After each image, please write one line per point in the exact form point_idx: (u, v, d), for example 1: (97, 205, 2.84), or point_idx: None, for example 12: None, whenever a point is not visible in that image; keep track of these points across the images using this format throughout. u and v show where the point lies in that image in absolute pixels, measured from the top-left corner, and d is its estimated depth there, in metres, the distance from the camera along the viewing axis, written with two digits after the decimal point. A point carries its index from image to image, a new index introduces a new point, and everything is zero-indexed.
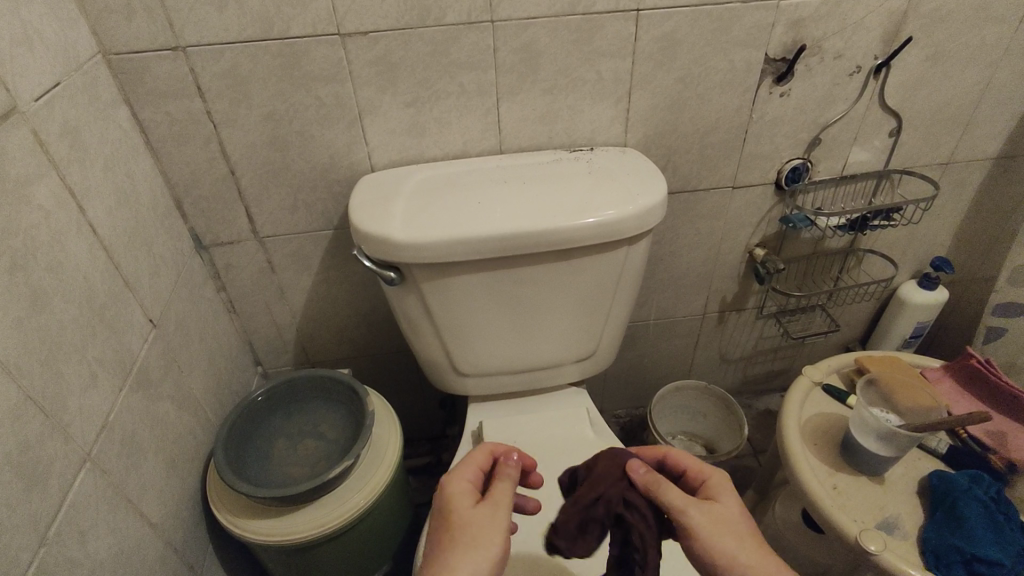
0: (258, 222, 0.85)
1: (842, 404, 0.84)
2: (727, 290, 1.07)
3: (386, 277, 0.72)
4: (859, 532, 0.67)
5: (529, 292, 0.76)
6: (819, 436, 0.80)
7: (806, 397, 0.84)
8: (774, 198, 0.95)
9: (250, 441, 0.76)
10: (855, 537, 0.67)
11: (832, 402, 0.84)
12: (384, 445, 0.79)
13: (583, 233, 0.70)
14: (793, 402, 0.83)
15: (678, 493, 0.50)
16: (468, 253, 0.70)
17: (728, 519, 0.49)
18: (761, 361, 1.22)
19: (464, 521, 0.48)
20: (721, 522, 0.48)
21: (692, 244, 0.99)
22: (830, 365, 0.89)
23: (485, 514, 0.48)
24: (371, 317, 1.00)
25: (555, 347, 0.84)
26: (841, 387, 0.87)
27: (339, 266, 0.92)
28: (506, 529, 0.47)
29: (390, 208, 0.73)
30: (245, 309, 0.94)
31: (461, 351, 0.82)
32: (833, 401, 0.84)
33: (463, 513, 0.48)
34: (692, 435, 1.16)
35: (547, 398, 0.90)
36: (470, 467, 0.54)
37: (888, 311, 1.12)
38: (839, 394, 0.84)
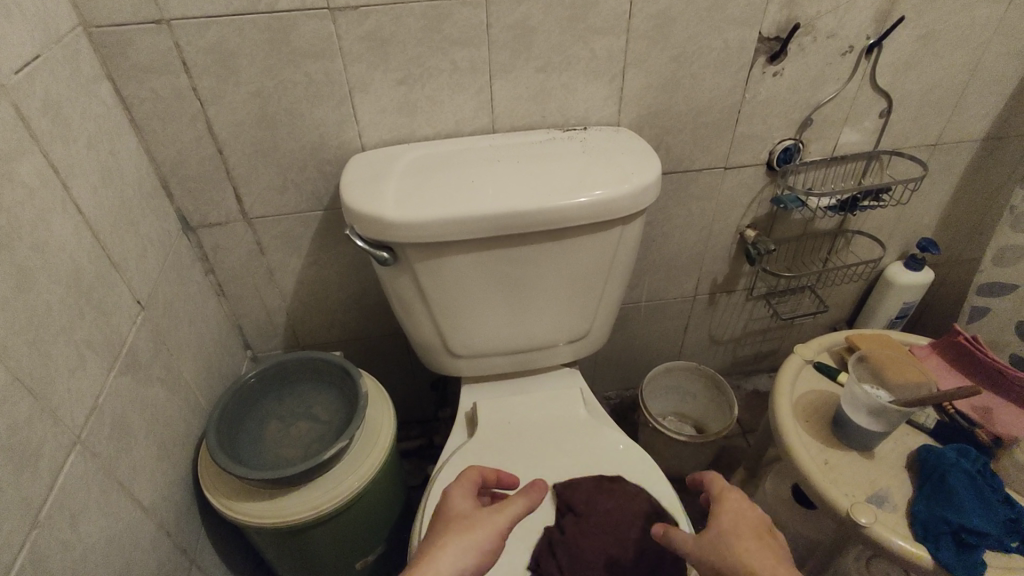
0: (246, 202, 0.83)
1: (833, 381, 0.84)
2: (717, 271, 1.07)
3: (379, 257, 0.72)
4: (850, 505, 0.68)
5: (523, 271, 0.76)
6: (811, 413, 0.81)
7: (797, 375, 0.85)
8: (766, 178, 0.95)
9: (243, 423, 0.75)
10: (846, 509, 0.68)
11: (824, 379, 0.85)
12: (377, 426, 0.79)
13: (577, 212, 0.70)
14: (786, 380, 0.83)
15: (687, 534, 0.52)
16: (464, 231, 0.69)
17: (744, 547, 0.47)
18: (751, 342, 1.23)
19: (454, 520, 0.53)
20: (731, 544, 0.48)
21: (685, 225, 0.99)
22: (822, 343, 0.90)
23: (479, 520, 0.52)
24: (363, 299, 0.99)
25: (548, 327, 0.84)
26: (831, 365, 0.87)
27: (329, 246, 0.90)
28: (480, 534, 0.51)
29: (382, 188, 0.72)
30: (234, 292, 0.93)
31: (453, 332, 0.81)
32: (824, 378, 0.85)
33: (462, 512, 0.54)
34: (682, 415, 1.17)
35: (541, 378, 0.90)
36: (467, 477, 0.59)
37: (875, 291, 1.13)
38: (831, 371, 0.85)
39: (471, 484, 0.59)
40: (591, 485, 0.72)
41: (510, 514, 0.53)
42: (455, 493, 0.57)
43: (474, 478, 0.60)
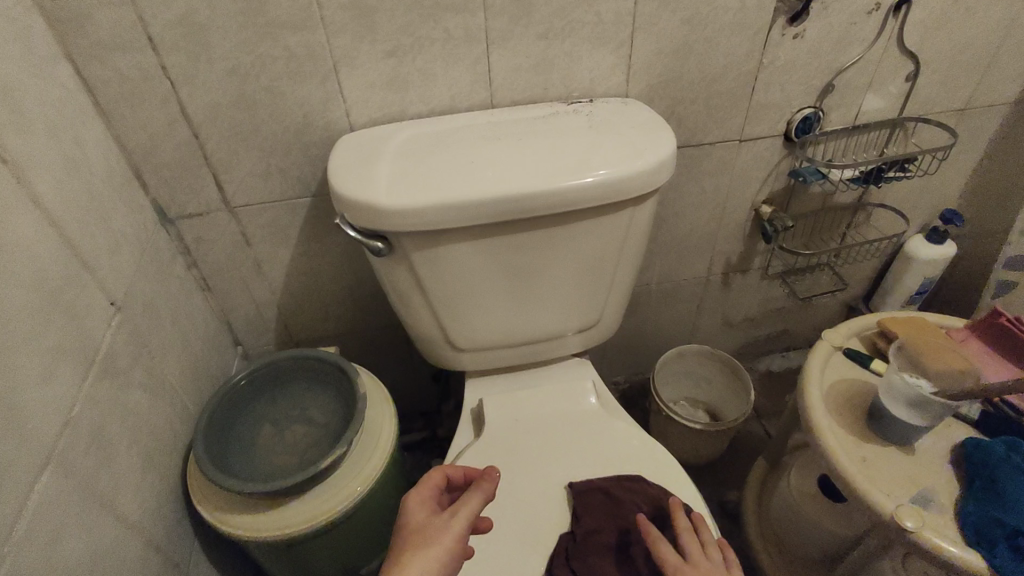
0: (228, 190, 0.77)
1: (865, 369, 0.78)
2: (730, 250, 1.02)
3: (373, 247, 0.66)
4: (896, 508, 0.62)
5: (529, 258, 0.70)
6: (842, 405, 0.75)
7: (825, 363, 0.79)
8: (784, 150, 0.89)
9: (234, 430, 0.71)
10: (892, 513, 0.62)
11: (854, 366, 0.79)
12: (378, 426, 0.75)
13: (587, 193, 0.65)
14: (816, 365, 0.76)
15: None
16: (464, 218, 0.64)
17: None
18: (763, 322, 1.18)
19: (417, 532, 0.49)
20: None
21: (697, 203, 0.93)
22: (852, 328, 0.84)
23: (439, 529, 0.49)
24: (357, 291, 0.93)
25: (556, 316, 0.78)
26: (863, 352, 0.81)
27: (319, 235, 0.85)
28: (448, 545, 0.48)
29: (374, 172, 0.66)
30: (220, 286, 0.87)
31: (455, 324, 0.76)
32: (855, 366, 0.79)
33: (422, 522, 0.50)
34: (696, 401, 1.14)
35: (549, 370, 0.85)
36: (430, 481, 0.55)
37: (894, 267, 1.08)
38: (862, 359, 0.79)
39: (433, 487, 0.55)
40: (606, 485, 0.68)
41: (469, 513, 0.51)
42: (415, 499, 0.53)
43: (438, 482, 0.56)
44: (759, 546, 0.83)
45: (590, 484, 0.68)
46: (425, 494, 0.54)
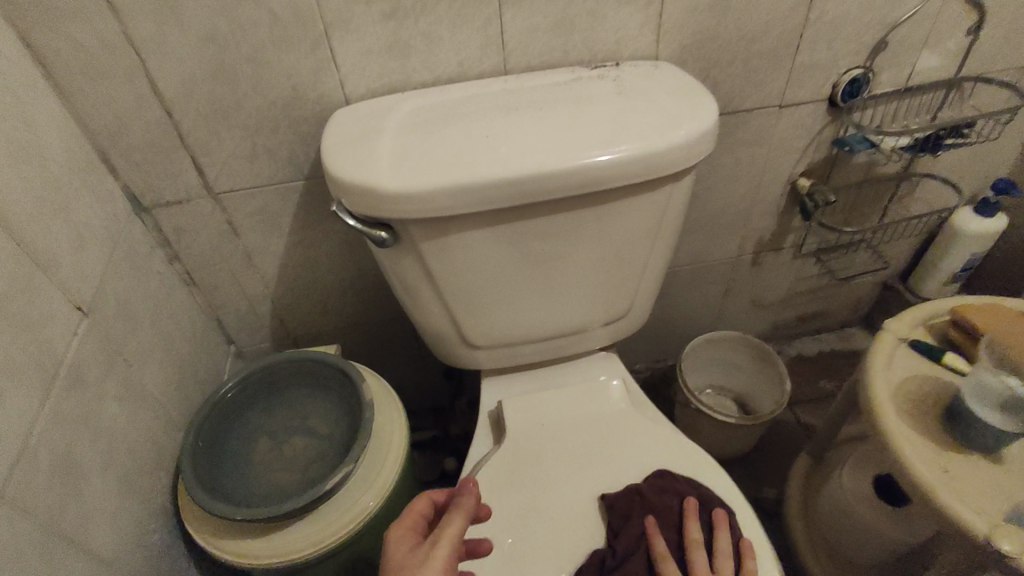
0: (209, 175, 0.68)
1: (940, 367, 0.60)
2: (763, 228, 0.94)
3: (376, 238, 0.58)
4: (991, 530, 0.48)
5: (553, 245, 0.62)
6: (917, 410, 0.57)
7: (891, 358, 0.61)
8: (827, 118, 0.80)
9: (227, 446, 0.63)
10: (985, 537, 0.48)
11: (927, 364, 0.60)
12: (386, 433, 0.67)
13: (619, 170, 0.56)
14: (878, 356, 0.61)
15: None
16: (479, 202, 0.55)
17: None
18: (794, 304, 1.11)
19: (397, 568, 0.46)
20: None
21: (729, 177, 0.84)
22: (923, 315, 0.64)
23: (419, 562, 0.46)
24: (359, 282, 0.85)
25: (582, 308, 0.71)
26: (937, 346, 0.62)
27: (315, 223, 0.76)
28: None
29: (374, 150, 0.57)
30: (207, 281, 0.79)
31: (470, 320, 0.68)
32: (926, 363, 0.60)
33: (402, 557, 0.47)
34: (723, 388, 1.07)
35: (573, 366, 0.78)
36: (412, 508, 0.52)
37: (938, 243, 1.00)
38: (934, 354, 0.60)
39: (417, 516, 0.51)
40: (639, 486, 0.62)
41: (451, 538, 0.47)
42: (396, 532, 0.50)
43: (422, 507, 0.52)
44: (805, 551, 0.77)
45: (620, 491, 0.62)
46: (408, 525, 0.50)
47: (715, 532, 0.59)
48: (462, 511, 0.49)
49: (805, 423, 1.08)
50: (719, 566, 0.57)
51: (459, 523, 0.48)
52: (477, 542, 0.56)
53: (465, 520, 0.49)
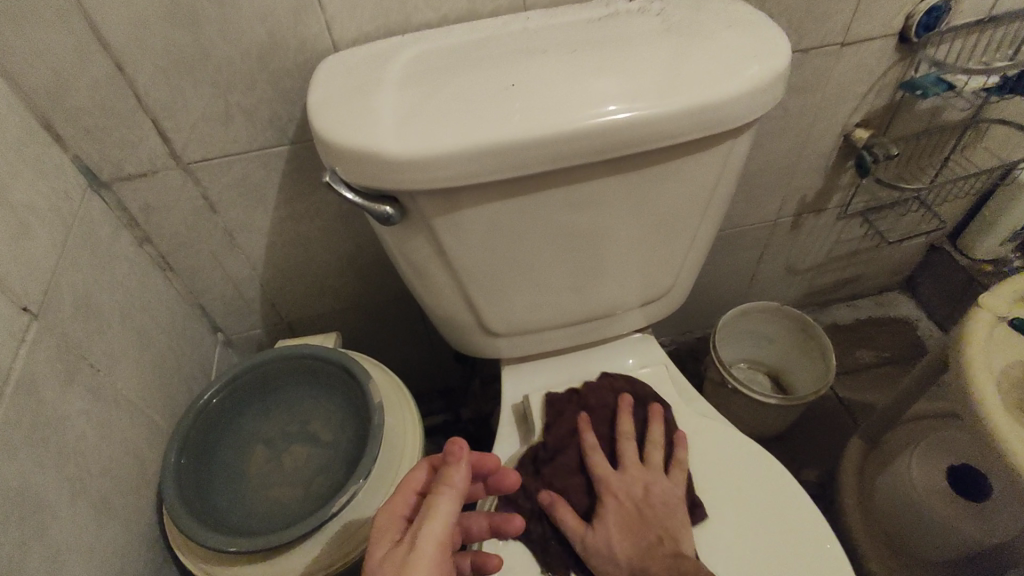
0: (176, 142, 0.58)
1: None
2: (808, 186, 0.83)
3: (379, 214, 0.48)
4: None
5: (590, 218, 0.53)
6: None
7: (989, 340, 0.53)
8: (895, 56, 0.69)
9: (217, 460, 0.55)
10: None
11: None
12: (399, 434, 0.58)
13: (674, 125, 0.46)
14: (975, 337, 0.53)
15: (572, 518, 0.53)
16: (504, 168, 0.45)
17: (625, 544, 0.51)
18: (832, 268, 1.02)
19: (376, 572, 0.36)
20: (620, 541, 0.51)
21: (777, 129, 0.74)
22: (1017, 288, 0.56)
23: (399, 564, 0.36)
24: (358, 260, 0.76)
25: (617, 288, 0.61)
26: None
27: (305, 195, 0.66)
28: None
29: (371, 106, 0.47)
30: (186, 264, 0.69)
31: (489, 305, 0.59)
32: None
33: (381, 559, 0.37)
34: (755, 362, 0.99)
35: (604, 351, 0.69)
36: (401, 488, 0.41)
37: (999, 198, 0.90)
38: None
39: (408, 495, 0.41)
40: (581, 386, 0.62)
41: (439, 523, 0.37)
42: (380, 520, 0.40)
43: (413, 483, 0.41)
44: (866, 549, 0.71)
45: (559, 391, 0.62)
46: (395, 510, 0.40)
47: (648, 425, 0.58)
48: (453, 489, 0.39)
49: (842, 396, 1.00)
50: (648, 456, 0.56)
51: (448, 506, 0.38)
52: (505, 520, 0.49)
53: (456, 501, 0.39)
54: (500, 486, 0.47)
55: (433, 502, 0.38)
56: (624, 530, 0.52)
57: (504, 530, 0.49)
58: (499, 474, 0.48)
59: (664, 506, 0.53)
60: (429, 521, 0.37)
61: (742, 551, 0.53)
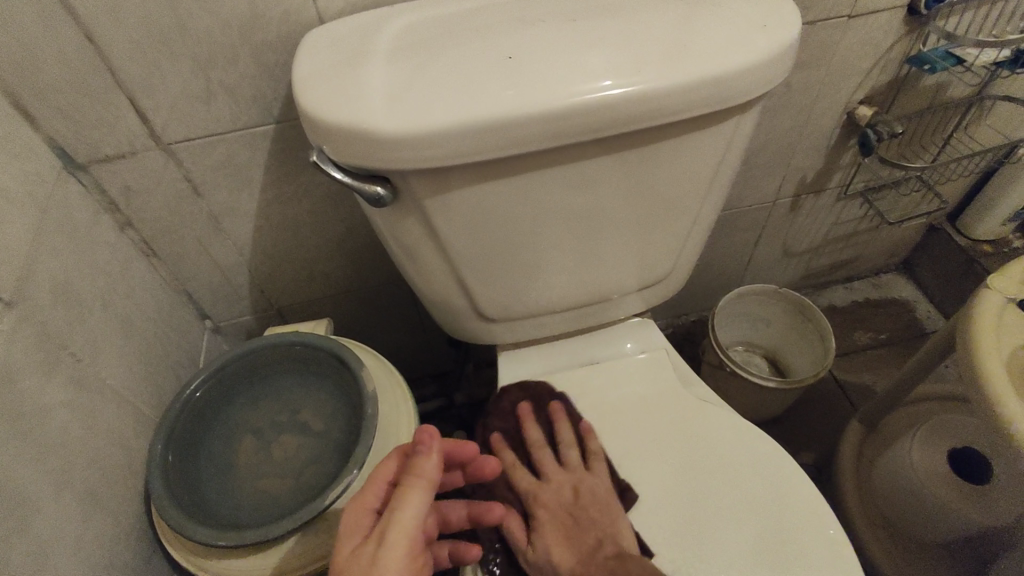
0: (156, 121, 0.55)
1: None
2: (809, 166, 0.82)
3: (370, 195, 0.46)
4: None
5: (588, 199, 0.51)
6: None
7: (999, 321, 0.52)
8: (901, 30, 0.67)
9: (205, 451, 0.53)
10: None
11: None
12: (394, 422, 0.56)
13: (678, 99, 0.44)
14: (984, 318, 0.52)
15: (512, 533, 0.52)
16: (501, 145, 0.43)
17: (565, 547, 0.50)
18: (830, 250, 1.00)
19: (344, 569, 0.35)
20: (559, 545, 0.51)
21: (779, 107, 0.72)
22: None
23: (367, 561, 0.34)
24: (348, 244, 0.73)
25: (615, 271, 0.60)
26: None
27: (291, 177, 0.63)
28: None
29: (358, 80, 0.45)
30: (170, 250, 0.67)
31: (484, 290, 0.57)
32: None
33: (350, 555, 0.35)
34: (751, 345, 0.98)
35: (602, 335, 0.68)
36: (372, 478, 0.39)
37: (1000, 177, 0.89)
38: None
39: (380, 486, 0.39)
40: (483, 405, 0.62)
41: (409, 519, 0.36)
42: (350, 511, 0.38)
43: (384, 472, 0.39)
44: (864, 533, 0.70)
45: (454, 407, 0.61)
46: (366, 502, 0.38)
47: (555, 428, 0.58)
48: (425, 480, 0.37)
49: (840, 378, 1.00)
50: (565, 457, 0.56)
51: (418, 500, 0.36)
52: (484, 509, 0.48)
53: (428, 493, 0.37)
54: (479, 473, 0.47)
55: (403, 495, 0.36)
56: (560, 532, 0.51)
57: (485, 519, 0.48)
58: (478, 462, 0.47)
59: (597, 501, 0.53)
60: (398, 516, 0.36)
61: (745, 533, 0.52)
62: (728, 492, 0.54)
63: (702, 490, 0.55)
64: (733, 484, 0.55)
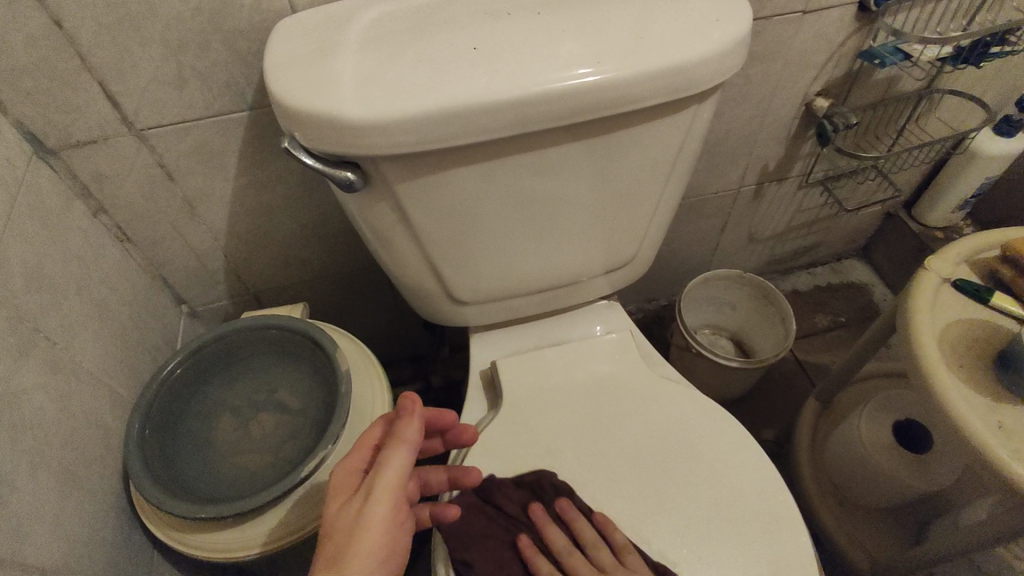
0: (127, 106, 0.56)
1: (985, 308, 0.55)
2: (771, 155, 0.85)
3: (341, 180, 0.48)
4: None
5: (554, 184, 0.53)
6: (965, 356, 0.52)
7: (933, 301, 0.55)
8: (854, 25, 0.70)
9: (183, 429, 0.55)
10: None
11: (973, 307, 0.55)
12: (366, 402, 0.58)
13: (637, 89, 0.46)
14: (921, 298, 0.55)
15: None
16: (466, 131, 0.45)
17: None
18: (794, 236, 1.04)
19: (332, 525, 0.36)
20: None
21: (740, 98, 0.74)
22: (959, 251, 0.59)
23: (353, 517, 0.36)
24: (324, 229, 0.75)
25: (582, 255, 0.62)
26: (979, 284, 0.57)
27: (265, 163, 0.64)
28: (370, 537, 0.35)
29: (329, 69, 0.46)
30: (144, 235, 0.67)
31: (455, 274, 0.59)
32: (971, 304, 0.55)
33: (338, 512, 0.37)
34: (718, 328, 1.02)
35: (570, 318, 0.70)
36: (361, 443, 0.41)
37: (951, 166, 0.93)
38: (981, 295, 0.55)
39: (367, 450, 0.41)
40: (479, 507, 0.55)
41: (393, 476, 0.37)
42: (339, 474, 0.40)
43: (372, 438, 0.41)
44: (817, 502, 0.75)
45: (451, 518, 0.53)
46: (354, 463, 0.40)
47: (575, 526, 0.53)
48: (406, 443, 0.39)
49: (800, 359, 1.04)
50: (598, 560, 0.51)
51: (401, 459, 0.38)
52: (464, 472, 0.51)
53: (410, 455, 0.39)
54: (457, 439, 0.52)
55: (388, 456, 0.38)
56: None
57: (464, 481, 0.50)
58: (457, 429, 0.52)
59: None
60: (383, 472, 0.37)
61: (700, 501, 0.56)
62: (684, 462, 0.58)
63: (660, 460, 0.58)
64: (688, 455, 0.58)
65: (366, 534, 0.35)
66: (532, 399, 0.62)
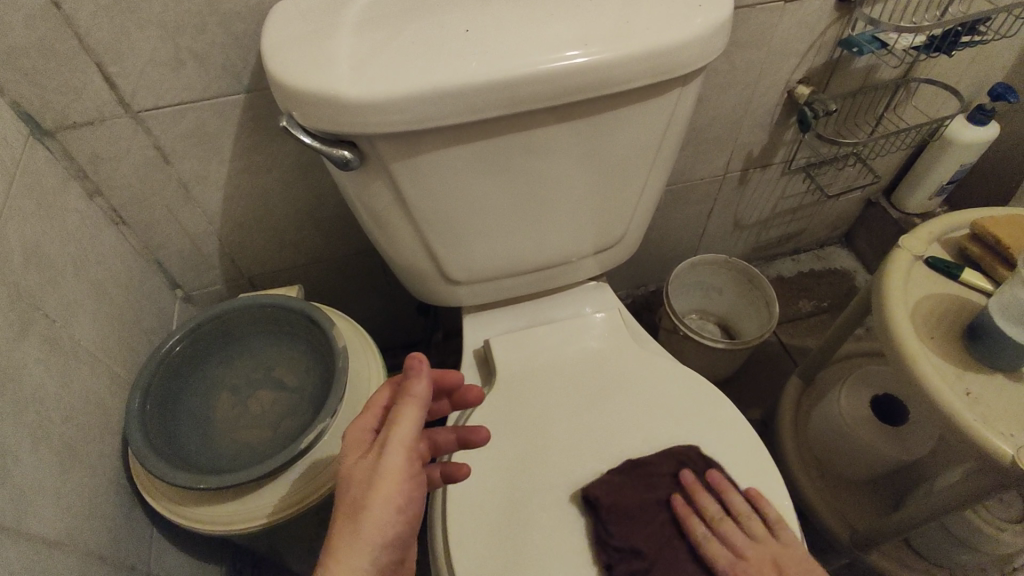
0: (124, 88, 0.56)
1: (955, 284, 0.58)
2: (755, 141, 0.87)
3: (339, 159, 0.49)
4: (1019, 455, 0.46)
5: (545, 163, 0.54)
6: (936, 329, 0.55)
7: (907, 277, 0.58)
8: (833, 14, 0.72)
9: (184, 405, 0.56)
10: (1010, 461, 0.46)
11: (945, 282, 0.58)
12: (362, 380, 0.60)
13: (624, 70, 0.48)
14: (896, 274, 0.58)
15: None
16: (461, 110, 0.46)
17: None
18: (778, 222, 1.07)
19: (350, 480, 0.38)
20: None
21: (725, 84, 0.76)
22: (932, 231, 0.62)
23: (370, 471, 0.38)
24: (319, 212, 0.76)
25: (572, 235, 0.64)
26: (951, 261, 0.59)
27: (261, 146, 0.65)
28: (387, 488, 0.37)
29: (327, 49, 0.47)
30: (140, 218, 0.68)
31: (450, 253, 0.60)
32: (942, 280, 0.58)
33: (354, 468, 0.39)
34: (705, 312, 1.05)
35: (561, 298, 0.72)
36: (372, 404, 0.42)
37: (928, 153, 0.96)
38: (951, 271, 0.58)
39: (377, 410, 0.42)
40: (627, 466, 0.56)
41: (406, 433, 0.39)
42: (351, 433, 0.41)
43: (381, 399, 0.43)
44: (800, 475, 0.78)
45: (608, 489, 0.54)
46: (366, 423, 0.42)
47: (727, 496, 0.54)
48: (415, 401, 0.40)
49: (784, 342, 1.07)
50: (750, 528, 0.52)
51: (412, 417, 0.40)
52: (471, 431, 0.52)
53: (419, 412, 0.40)
54: (465, 400, 0.53)
55: (398, 414, 0.40)
56: None
57: (471, 441, 0.52)
58: (464, 389, 0.53)
59: (804, 570, 0.49)
60: (395, 430, 0.39)
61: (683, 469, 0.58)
62: (672, 441, 0.59)
63: (648, 437, 0.60)
64: (676, 433, 0.60)
65: (384, 485, 0.37)
66: (524, 376, 0.64)
